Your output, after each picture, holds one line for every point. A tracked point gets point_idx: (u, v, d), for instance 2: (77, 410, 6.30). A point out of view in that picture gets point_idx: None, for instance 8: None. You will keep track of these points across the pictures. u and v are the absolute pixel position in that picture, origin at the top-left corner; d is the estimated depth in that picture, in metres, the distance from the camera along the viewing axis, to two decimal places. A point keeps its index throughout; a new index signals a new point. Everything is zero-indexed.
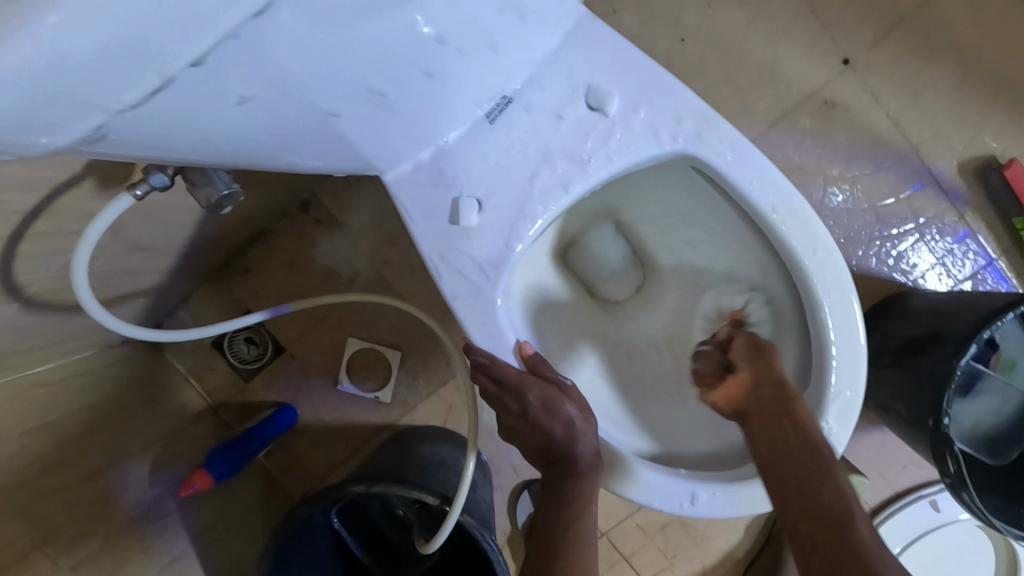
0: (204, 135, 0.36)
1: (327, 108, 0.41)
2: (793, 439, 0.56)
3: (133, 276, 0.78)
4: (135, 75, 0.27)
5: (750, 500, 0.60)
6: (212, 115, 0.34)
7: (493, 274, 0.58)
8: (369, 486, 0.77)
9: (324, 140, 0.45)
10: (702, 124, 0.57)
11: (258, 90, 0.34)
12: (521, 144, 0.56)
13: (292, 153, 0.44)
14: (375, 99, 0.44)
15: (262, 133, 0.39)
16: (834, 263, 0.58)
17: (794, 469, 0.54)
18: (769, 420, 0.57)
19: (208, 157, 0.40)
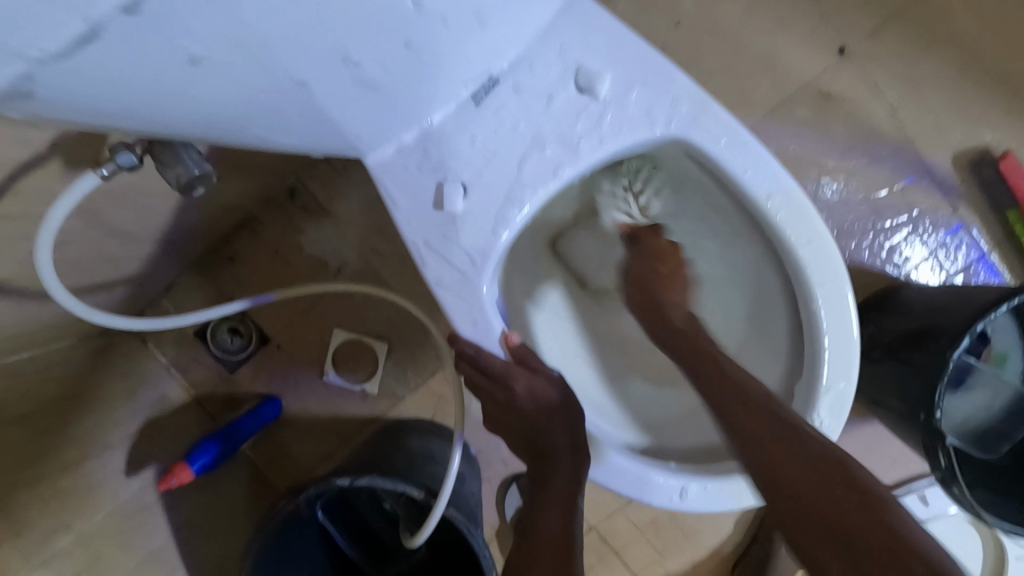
0: (152, 95, 0.32)
1: (295, 74, 0.38)
2: (773, 418, 0.52)
3: (110, 264, 0.76)
4: (58, 19, 0.24)
5: (718, 474, 0.60)
6: (158, 72, 0.31)
7: (479, 263, 0.56)
8: (354, 478, 0.75)
9: (292, 109, 0.42)
10: (697, 108, 0.55)
11: (213, 48, 0.31)
12: (510, 127, 0.54)
13: (256, 122, 0.42)
14: (350, 68, 0.41)
15: (221, 98, 0.36)
16: (830, 254, 0.57)
17: (791, 453, 0.50)
18: (731, 394, 0.55)
19: (159, 124, 0.36)
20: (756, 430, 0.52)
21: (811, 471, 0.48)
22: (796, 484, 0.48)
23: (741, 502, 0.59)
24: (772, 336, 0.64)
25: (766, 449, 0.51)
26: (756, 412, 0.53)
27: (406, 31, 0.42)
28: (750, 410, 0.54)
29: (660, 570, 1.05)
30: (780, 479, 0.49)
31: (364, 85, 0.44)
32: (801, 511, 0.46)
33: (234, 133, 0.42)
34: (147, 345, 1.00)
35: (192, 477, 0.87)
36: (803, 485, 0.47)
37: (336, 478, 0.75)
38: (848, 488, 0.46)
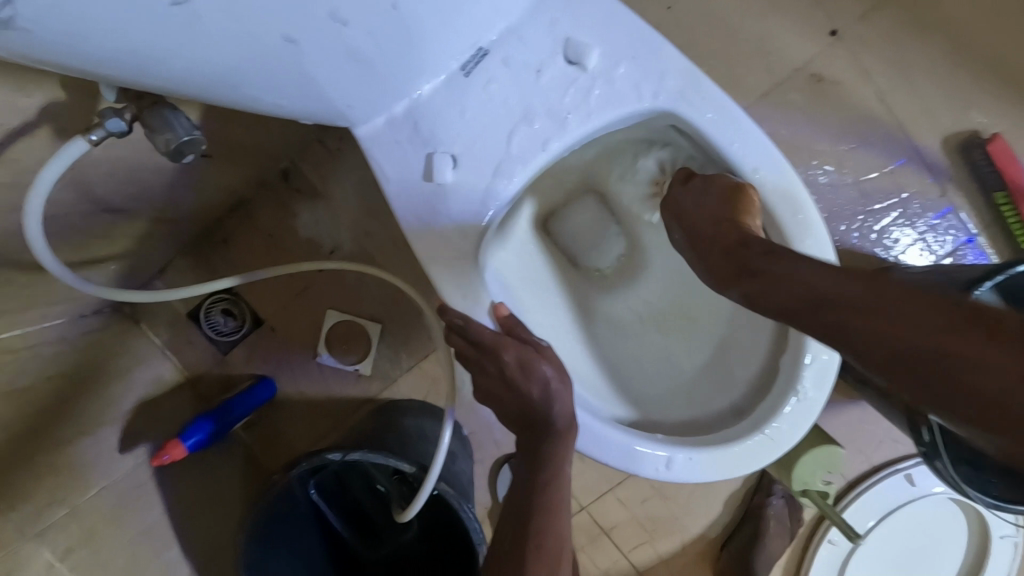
0: (136, 39, 0.34)
1: (282, 31, 0.39)
2: (886, 295, 0.43)
3: (102, 240, 0.76)
4: None
5: (795, 345, 0.60)
6: (141, 13, 0.32)
7: (468, 235, 0.56)
8: (345, 453, 0.75)
9: (283, 74, 0.43)
10: (684, 81, 0.56)
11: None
12: (499, 99, 0.54)
13: (252, 85, 0.43)
14: (338, 28, 0.41)
15: (209, 53, 0.37)
16: (817, 227, 0.57)
17: (912, 326, 0.41)
18: (826, 287, 0.46)
19: (153, 78, 0.38)
20: (860, 318, 0.44)
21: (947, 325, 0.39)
22: (924, 353, 0.40)
23: (795, 429, 0.61)
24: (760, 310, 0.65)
25: (883, 331, 0.42)
26: (858, 290, 0.45)
27: None
28: (830, 304, 0.46)
29: (650, 549, 1.06)
30: (908, 353, 0.40)
31: (354, 53, 0.45)
32: (941, 386, 0.39)
33: (231, 97, 0.44)
34: (139, 326, 1.00)
35: (185, 454, 0.87)
36: (971, 346, 0.38)
37: (328, 453, 0.76)
38: (992, 334, 0.37)
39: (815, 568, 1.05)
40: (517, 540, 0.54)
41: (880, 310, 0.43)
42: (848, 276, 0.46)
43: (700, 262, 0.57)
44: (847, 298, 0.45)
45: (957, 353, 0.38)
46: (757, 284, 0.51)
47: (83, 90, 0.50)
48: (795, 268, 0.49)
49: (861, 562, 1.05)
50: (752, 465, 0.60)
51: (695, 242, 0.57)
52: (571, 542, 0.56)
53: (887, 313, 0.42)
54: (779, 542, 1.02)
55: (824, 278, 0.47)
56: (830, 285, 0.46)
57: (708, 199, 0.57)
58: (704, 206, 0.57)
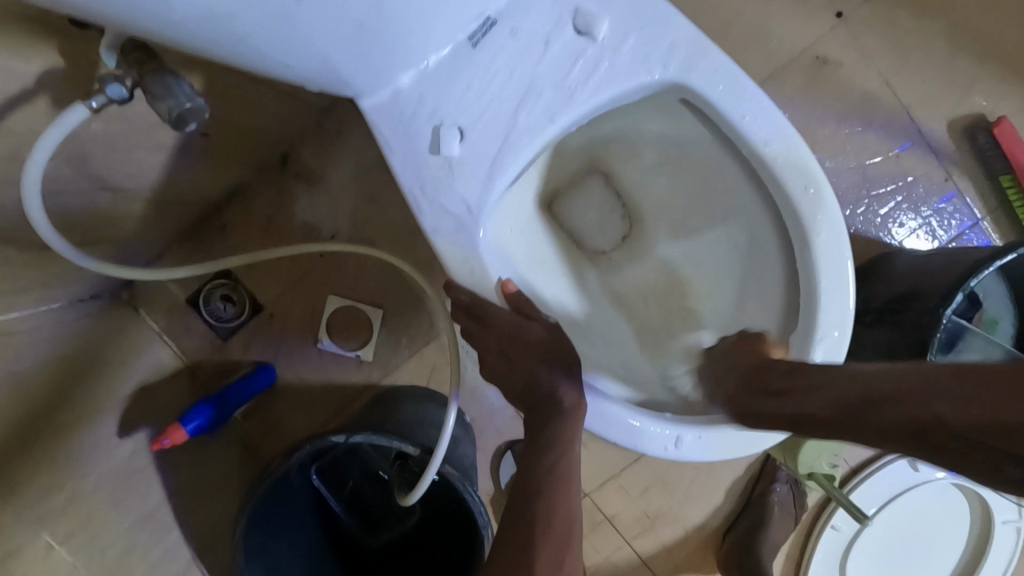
0: None
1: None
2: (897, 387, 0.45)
3: (100, 221, 0.75)
4: None
5: (757, 422, 0.61)
6: None
7: (476, 210, 0.56)
8: (349, 435, 0.75)
9: (286, 30, 0.42)
10: (694, 51, 0.55)
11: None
12: (506, 70, 0.53)
13: (253, 38, 0.41)
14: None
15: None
16: (825, 198, 0.57)
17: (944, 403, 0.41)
18: (847, 395, 0.48)
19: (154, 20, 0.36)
20: (889, 408, 0.45)
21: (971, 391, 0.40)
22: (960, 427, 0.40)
23: None
24: (767, 288, 0.64)
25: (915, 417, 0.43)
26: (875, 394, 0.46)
27: None
28: (856, 400, 0.47)
29: (652, 536, 1.06)
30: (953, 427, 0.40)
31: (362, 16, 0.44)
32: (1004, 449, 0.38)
33: (232, 49, 0.42)
34: (138, 312, 0.98)
35: (186, 438, 0.87)
36: (998, 408, 0.38)
37: (331, 436, 0.75)
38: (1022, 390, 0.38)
39: (817, 555, 1.05)
40: (525, 524, 0.53)
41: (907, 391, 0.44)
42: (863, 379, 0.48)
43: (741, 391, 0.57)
44: (874, 396, 0.46)
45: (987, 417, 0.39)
46: (793, 406, 0.52)
47: (80, 59, 0.49)
48: (819, 394, 0.50)
49: (863, 549, 1.05)
50: (760, 445, 0.60)
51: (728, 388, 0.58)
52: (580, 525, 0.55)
53: (905, 401, 0.43)
54: (782, 529, 1.02)
55: (847, 390, 0.48)
56: (849, 389, 0.48)
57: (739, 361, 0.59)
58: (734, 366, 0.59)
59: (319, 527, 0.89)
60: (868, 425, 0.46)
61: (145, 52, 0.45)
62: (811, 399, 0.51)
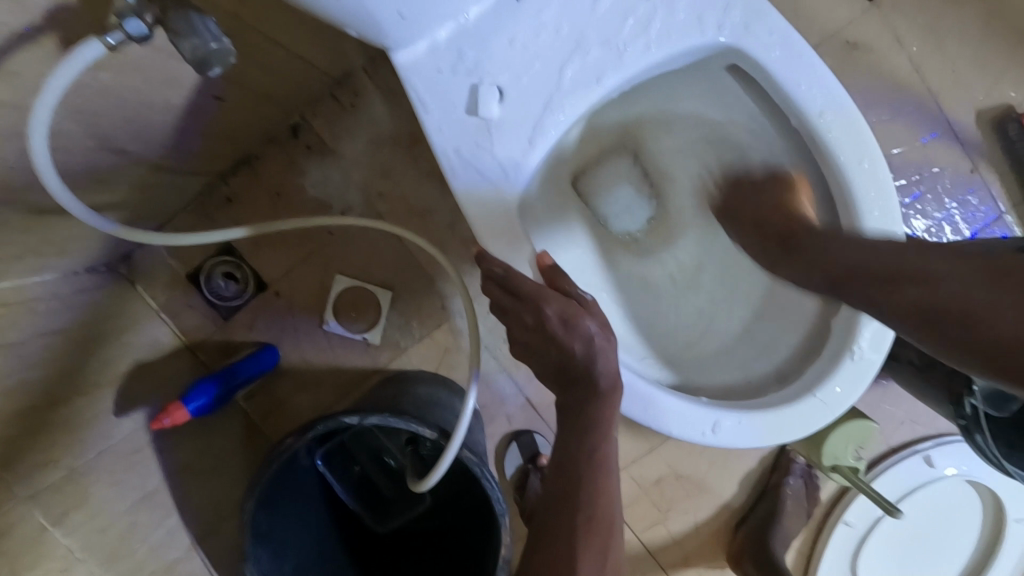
0: None
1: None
2: (917, 258, 0.47)
3: (103, 186, 0.71)
4: None
5: (841, 321, 0.57)
6: None
7: (513, 175, 0.53)
8: (363, 417, 0.71)
9: None
10: (751, 13, 0.52)
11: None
12: (552, 25, 0.50)
13: None
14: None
15: None
16: (880, 173, 0.54)
17: (935, 283, 0.44)
18: (867, 264, 0.50)
19: None
20: (903, 285, 0.46)
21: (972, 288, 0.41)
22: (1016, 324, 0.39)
23: (848, 394, 0.57)
24: None
25: (921, 297, 0.45)
26: (903, 259, 0.47)
27: None
28: (877, 265, 0.49)
29: (663, 528, 1.04)
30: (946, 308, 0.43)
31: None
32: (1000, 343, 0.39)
33: None
34: (135, 287, 0.93)
35: (187, 418, 0.83)
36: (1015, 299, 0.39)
37: (345, 417, 0.71)
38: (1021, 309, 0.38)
39: (830, 550, 1.03)
40: (563, 511, 0.50)
41: (922, 264, 0.46)
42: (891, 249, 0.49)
43: (759, 255, 0.60)
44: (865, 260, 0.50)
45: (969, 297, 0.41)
46: (812, 259, 0.54)
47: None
48: (825, 249, 0.54)
49: (874, 545, 1.03)
50: (806, 431, 0.58)
51: (747, 227, 0.61)
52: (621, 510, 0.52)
53: (921, 277, 0.45)
54: (796, 522, 1.00)
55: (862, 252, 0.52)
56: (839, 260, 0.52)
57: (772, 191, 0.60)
58: (758, 186, 0.62)
59: (328, 512, 0.86)
60: (884, 293, 0.48)
61: None
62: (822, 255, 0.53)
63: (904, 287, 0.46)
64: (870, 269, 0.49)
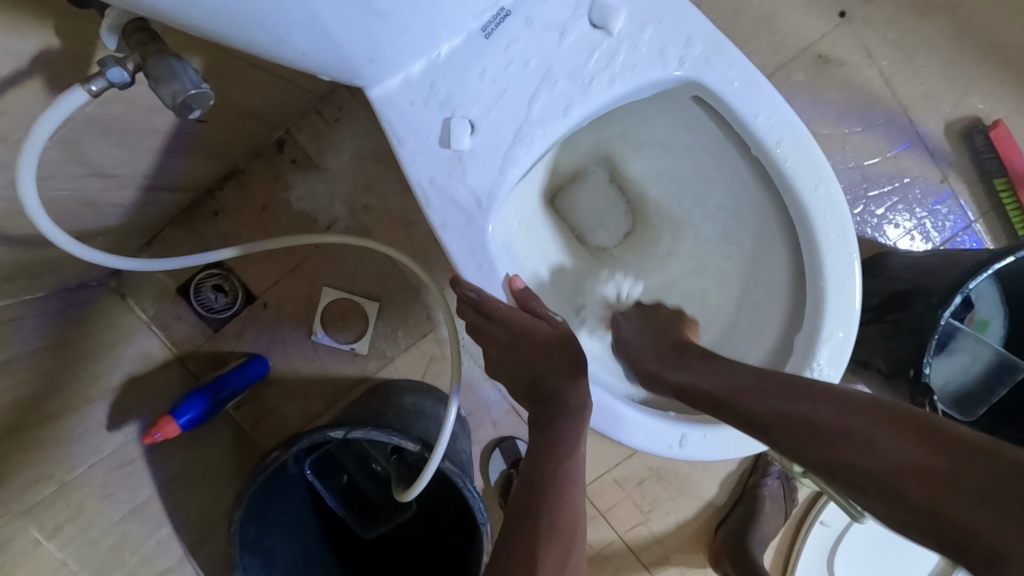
0: None
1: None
2: (845, 414, 0.45)
3: (91, 206, 0.72)
4: None
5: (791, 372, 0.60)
6: None
7: (485, 202, 0.55)
8: (348, 431, 0.73)
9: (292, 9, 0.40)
10: (709, 47, 0.54)
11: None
12: (520, 59, 0.52)
13: (257, 19, 0.40)
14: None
15: None
16: (835, 198, 0.57)
17: (888, 443, 0.41)
18: (793, 423, 0.47)
19: None
20: (848, 453, 0.43)
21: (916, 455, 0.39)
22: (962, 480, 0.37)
23: None
24: (771, 286, 0.64)
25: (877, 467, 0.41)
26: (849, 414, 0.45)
27: None
28: (816, 437, 0.45)
29: (645, 529, 1.07)
30: (894, 485, 0.40)
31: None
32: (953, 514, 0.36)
33: (234, 26, 0.41)
34: (126, 301, 0.95)
35: (177, 431, 0.85)
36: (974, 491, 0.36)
37: (329, 431, 0.73)
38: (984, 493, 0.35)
39: (808, 548, 1.06)
40: (528, 518, 0.51)
41: (877, 439, 0.42)
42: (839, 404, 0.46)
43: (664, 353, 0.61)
44: (817, 427, 0.46)
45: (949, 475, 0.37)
46: (718, 382, 0.54)
47: (76, 37, 0.47)
48: (721, 377, 0.54)
49: (853, 542, 1.06)
50: (767, 444, 0.60)
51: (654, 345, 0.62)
52: (583, 524, 0.53)
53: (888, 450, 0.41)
54: (774, 523, 1.03)
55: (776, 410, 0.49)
56: (768, 387, 0.51)
57: (672, 325, 0.64)
58: (652, 323, 0.65)
59: (316, 519, 0.89)
60: (827, 462, 0.44)
61: (147, 32, 0.43)
62: (751, 390, 0.51)
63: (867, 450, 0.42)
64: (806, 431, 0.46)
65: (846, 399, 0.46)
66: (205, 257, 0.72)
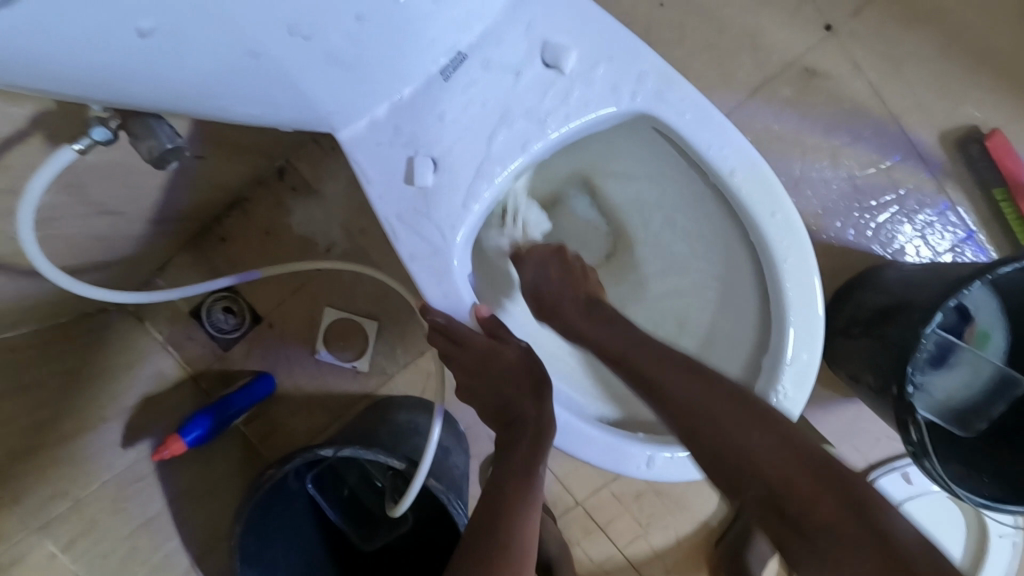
0: (113, 62, 0.37)
1: (247, 48, 0.42)
2: (741, 426, 0.49)
3: (102, 241, 0.78)
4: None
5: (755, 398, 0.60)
6: (111, 42, 0.35)
7: (449, 235, 0.57)
8: (337, 449, 0.77)
9: (250, 80, 0.45)
10: (661, 82, 0.56)
11: (161, 23, 0.36)
12: (479, 100, 0.55)
13: (220, 95, 0.46)
14: (302, 38, 0.44)
15: (178, 69, 0.40)
16: (792, 222, 0.58)
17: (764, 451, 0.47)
18: (682, 399, 0.52)
19: (123, 94, 0.41)
20: (739, 437, 0.49)
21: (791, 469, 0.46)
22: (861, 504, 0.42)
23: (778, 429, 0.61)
24: (740, 309, 0.65)
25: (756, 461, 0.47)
26: (766, 447, 0.47)
27: (352, 4, 0.43)
28: (715, 415, 0.51)
29: (645, 543, 1.08)
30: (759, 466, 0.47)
31: (338, 57, 0.47)
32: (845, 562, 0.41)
33: (201, 105, 0.47)
34: (143, 323, 1.01)
35: (184, 449, 0.89)
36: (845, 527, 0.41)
37: (320, 450, 0.77)
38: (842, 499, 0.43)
39: None
40: (484, 536, 0.52)
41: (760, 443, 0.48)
42: (730, 399, 0.51)
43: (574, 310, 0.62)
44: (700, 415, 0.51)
45: (843, 528, 0.42)
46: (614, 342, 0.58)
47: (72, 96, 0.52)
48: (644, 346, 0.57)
49: None
50: None
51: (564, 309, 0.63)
52: (538, 540, 0.55)
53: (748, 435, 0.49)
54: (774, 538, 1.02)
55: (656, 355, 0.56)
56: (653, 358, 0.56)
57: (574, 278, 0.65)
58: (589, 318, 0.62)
59: (318, 531, 0.93)
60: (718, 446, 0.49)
61: None
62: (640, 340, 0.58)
63: (747, 435, 0.49)
64: (716, 434, 0.50)
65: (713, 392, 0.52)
66: (199, 286, 0.76)
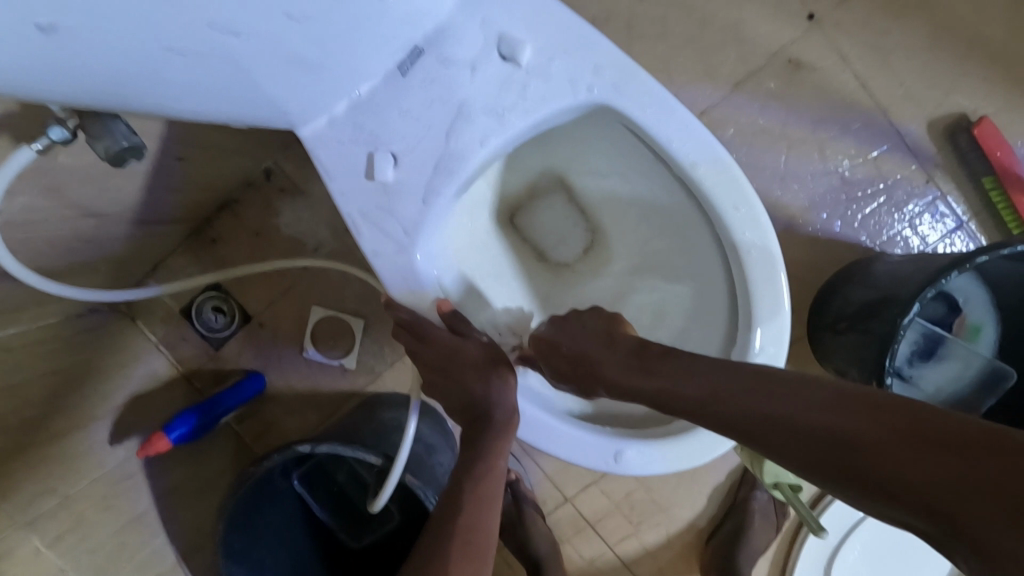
0: (19, 64, 0.34)
1: (170, 45, 0.40)
2: (758, 391, 0.47)
3: (87, 243, 0.79)
4: None
5: None
6: (10, 44, 0.33)
7: (413, 231, 0.58)
8: (314, 445, 0.77)
9: (182, 78, 0.44)
10: (620, 76, 0.56)
11: (63, 19, 0.34)
12: (437, 95, 0.55)
13: (153, 92, 0.44)
14: (229, 36, 0.42)
15: (97, 67, 0.38)
16: (755, 213, 0.58)
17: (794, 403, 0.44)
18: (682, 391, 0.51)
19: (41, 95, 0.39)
20: (761, 400, 0.46)
21: (838, 417, 0.41)
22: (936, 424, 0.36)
23: None
24: (710, 301, 0.65)
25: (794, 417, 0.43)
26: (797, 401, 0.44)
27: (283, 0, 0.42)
28: (723, 396, 0.49)
29: (635, 541, 1.07)
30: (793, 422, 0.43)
31: (281, 53, 0.46)
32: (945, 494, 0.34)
33: (134, 102, 0.45)
34: (136, 323, 1.03)
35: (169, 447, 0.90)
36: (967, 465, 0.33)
37: (299, 446, 0.78)
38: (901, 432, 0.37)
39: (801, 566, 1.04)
40: (442, 530, 0.53)
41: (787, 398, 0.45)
42: (737, 371, 0.49)
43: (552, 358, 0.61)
44: (710, 400, 0.49)
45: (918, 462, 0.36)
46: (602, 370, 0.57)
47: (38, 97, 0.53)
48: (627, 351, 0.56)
49: (846, 561, 1.03)
50: (706, 459, 0.61)
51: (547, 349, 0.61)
52: (495, 532, 0.56)
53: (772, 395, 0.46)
54: (764, 535, 1.01)
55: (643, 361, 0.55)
56: (647, 362, 0.55)
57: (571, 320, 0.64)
58: (585, 329, 0.60)
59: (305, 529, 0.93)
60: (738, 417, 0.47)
61: None
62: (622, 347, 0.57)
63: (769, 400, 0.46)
64: (741, 405, 0.47)
65: (715, 375, 0.50)
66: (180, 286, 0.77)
